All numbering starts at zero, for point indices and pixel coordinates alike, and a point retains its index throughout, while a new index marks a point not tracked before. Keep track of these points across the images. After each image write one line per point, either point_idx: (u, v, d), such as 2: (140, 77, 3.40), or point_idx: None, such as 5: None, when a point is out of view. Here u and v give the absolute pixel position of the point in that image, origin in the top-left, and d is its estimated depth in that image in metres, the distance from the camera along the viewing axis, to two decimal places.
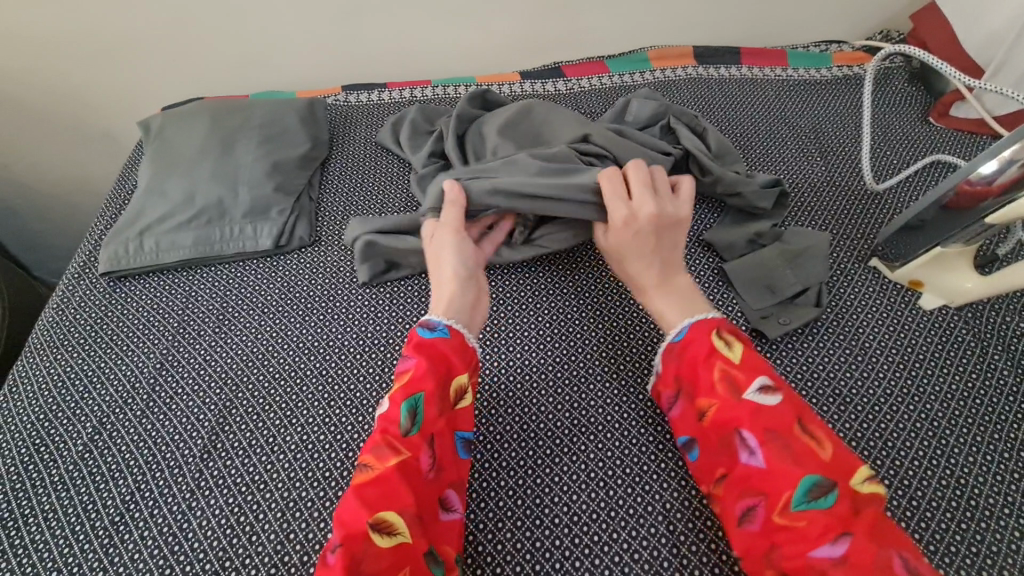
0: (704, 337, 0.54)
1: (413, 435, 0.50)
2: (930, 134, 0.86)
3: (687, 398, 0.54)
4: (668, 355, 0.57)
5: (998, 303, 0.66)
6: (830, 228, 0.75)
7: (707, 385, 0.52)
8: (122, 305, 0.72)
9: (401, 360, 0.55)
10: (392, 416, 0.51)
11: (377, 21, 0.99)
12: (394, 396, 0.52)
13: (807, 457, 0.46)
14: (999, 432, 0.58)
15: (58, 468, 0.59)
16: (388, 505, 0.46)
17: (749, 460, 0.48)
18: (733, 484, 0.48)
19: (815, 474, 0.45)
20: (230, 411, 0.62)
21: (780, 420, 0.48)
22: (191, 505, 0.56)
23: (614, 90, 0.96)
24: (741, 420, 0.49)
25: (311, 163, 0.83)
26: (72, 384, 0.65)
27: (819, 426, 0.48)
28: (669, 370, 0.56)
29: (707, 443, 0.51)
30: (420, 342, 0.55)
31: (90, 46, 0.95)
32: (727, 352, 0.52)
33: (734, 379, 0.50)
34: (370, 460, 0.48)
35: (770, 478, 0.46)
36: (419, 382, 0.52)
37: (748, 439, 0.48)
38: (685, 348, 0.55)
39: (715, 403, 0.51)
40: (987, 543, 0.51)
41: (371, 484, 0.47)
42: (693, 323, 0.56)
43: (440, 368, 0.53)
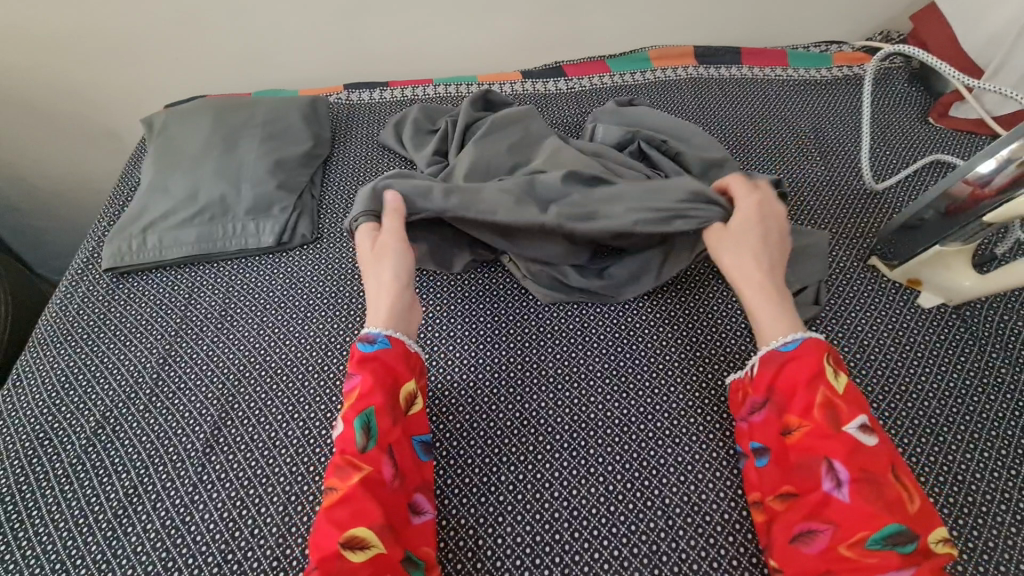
0: (814, 357, 0.52)
1: (372, 449, 0.50)
2: (929, 134, 0.86)
3: (773, 410, 0.53)
4: (767, 360, 0.55)
5: (996, 302, 0.67)
6: (829, 227, 0.75)
7: (803, 405, 0.51)
8: (124, 301, 0.72)
9: (347, 378, 0.55)
10: (347, 435, 0.51)
11: (380, 21, 0.99)
12: (347, 415, 0.52)
13: (897, 505, 0.45)
14: (997, 429, 0.58)
15: (62, 462, 0.59)
16: (358, 521, 0.46)
17: (832, 491, 0.47)
18: (803, 506, 0.48)
19: (900, 522, 0.45)
20: (232, 406, 0.62)
21: (878, 464, 0.47)
22: (193, 499, 0.56)
23: (615, 89, 0.96)
24: (834, 451, 0.48)
25: (313, 161, 0.84)
26: (75, 379, 0.66)
27: (910, 477, 0.48)
28: (764, 376, 0.55)
29: (786, 459, 0.51)
30: (363, 357, 0.55)
31: (94, 44, 0.96)
32: (834, 380, 0.51)
33: (837, 409, 0.50)
34: (335, 482, 0.49)
35: (852, 513, 0.46)
36: (368, 398, 0.52)
37: (839, 471, 0.47)
38: (787, 363, 0.54)
39: (808, 427, 0.50)
40: (985, 539, 0.52)
41: (339, 505, 0.47)
42: (805, 338, 0.54)
43: (387, 379, 0.54)
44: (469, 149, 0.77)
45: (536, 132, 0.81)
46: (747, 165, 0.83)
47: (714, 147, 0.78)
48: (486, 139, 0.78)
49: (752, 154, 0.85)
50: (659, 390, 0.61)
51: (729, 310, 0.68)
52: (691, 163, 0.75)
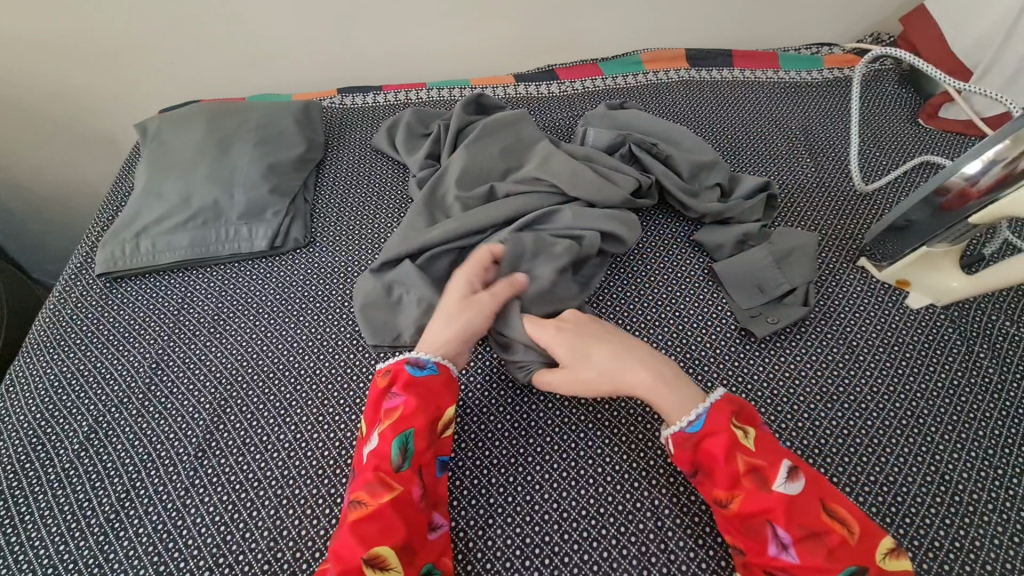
0: (726, 427, 0.51)
1: (405, 469, 0.51)
2: (919, 135, 0.87)
3: (704, 480, 0.52)
4: (680, 442, 0.52)
5: (984, 302, 0.67)
6: (819, 228, 0.75)
7: (730, 475, 0.49)
8: (118, 306, 0.72)
9: (388, 398, 0.56)
10: (383, 452, 0.52)
11: (373, 25, 1.00)
12: (383, 432, 0.53)
13: (841, 547, 0.46)
14: (984, 429, 0.59)
15: (55, 466, 0.60)
16: (382, 539, 0.47)
17: (780, 553, 0.47)
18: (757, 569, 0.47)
19: (850, 563, 0.45)
20: (225, 409, 0.63)
21: (812, 510, 0.47)
22: (185, 502, 0.56)
23: (607, 92, 0.97)
24: (773, 512, 0.47)
25: (306, 165, 0.84)
26: (68, 384, 0.66)
27: (845, 506, 0.48)
28: (681, 457, 0.52)
29: (727, 524, 0.50)
30: (409, 379, 0.56)
31: (89, 49, 0.97)
32: (746, 442, 0.50)
33: (762, 471, 0.49)
34: (364, 497, 0.50)
35: (803, 569, 0.46)
36: (408, 419, 0.53)
37: (781, 531, 0.47)
38: (701, 440, 0.52)
39: (740, 496, 0.49)
40: (971, 538, 0.52)
41: (366, 521, 0.48)
42: (711, 410, 0.52)
43: (432, 403, 0.55)
44: (462, 155, 0.77)
45: (528, 136, 0.81)
46: (738, 167, 0.83)
47: (702, 149, 0.79)
48: (479, 145, 0.78)
49: (743, 155, 0.85)
50: None
51: (719, 312, 0.68)
52: (680, 165, 0.76)
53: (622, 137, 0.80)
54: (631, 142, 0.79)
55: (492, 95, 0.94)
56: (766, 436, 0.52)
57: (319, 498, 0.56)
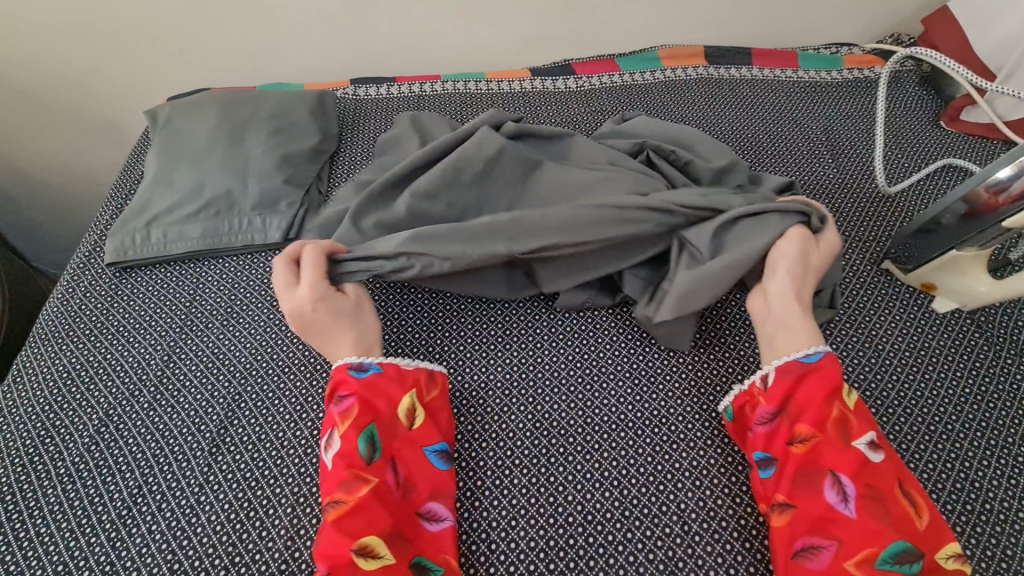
0: (833, 373, 0.52)
1: (376, 461, 0.51)
2: (941, 137, 0.86)
3: (784, 420, 0.52)
4: (785, 371, 0.54)
5: (1010, 307, 0.66)
6: (842, 230, 0.75)
7: (817, 417, 0.50)
8: (127, 296, 0.71)
9: (337, 403, 0.54)
10: (349, 450, 0.51)
11: (388, 16, 0.98)
12: (343, 433, 0.52)
13: (904, 523, 0.45)
14: (1013, 436, 0.58)
15: (65, 460, 0.58)
16: (369, 530, 0.47)
17: (838, 505, 0.47)
18: (808, 517, 0.47)
19: (906, 540, 0.44)
20: (239, 404, 0.61)
21: (883, 478, 0.47)
22: (199, 499, 0.55)
23: (625, 89, 0.95)
24: (844, 465, 0.48)
25: (321, 156, 0.83)
26: (78, 375, 0.64)
27: (921, 494, 0.47)
28: (778, 387, 0.53)
29: (787, 469, 0.50)
30: (355, 381, 0.55)
31: (98, 34, 0.94)
32: (846, 397, 0.51)
33: (849, 424, 0.50)
34: (341, 496, 0.49)
35: (859, 530, 0.45)
36: (366, 415, 0.53)
37: (845, 485, 0.47)
38: (805, 376, 0.53)
39: (819, 438, 0.50)
40: (1002, 546, 0.51)
41: (349, 516, 0.48)
42: (823, 354, 0.54)
43: (383, 399, 0.55)
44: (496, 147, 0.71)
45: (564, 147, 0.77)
46: (758, 167, 0.82)
47: (718, 154, 0.75)
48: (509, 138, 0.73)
49: (764, 155, 0.84)
50: (672, 394, 0.60)
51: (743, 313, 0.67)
52: (699, 173, 0.74)
53: (639, 145, 0.77)
54: (648, 149, 0.77)
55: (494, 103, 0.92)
56: (862, 403, 0.53)
57: None
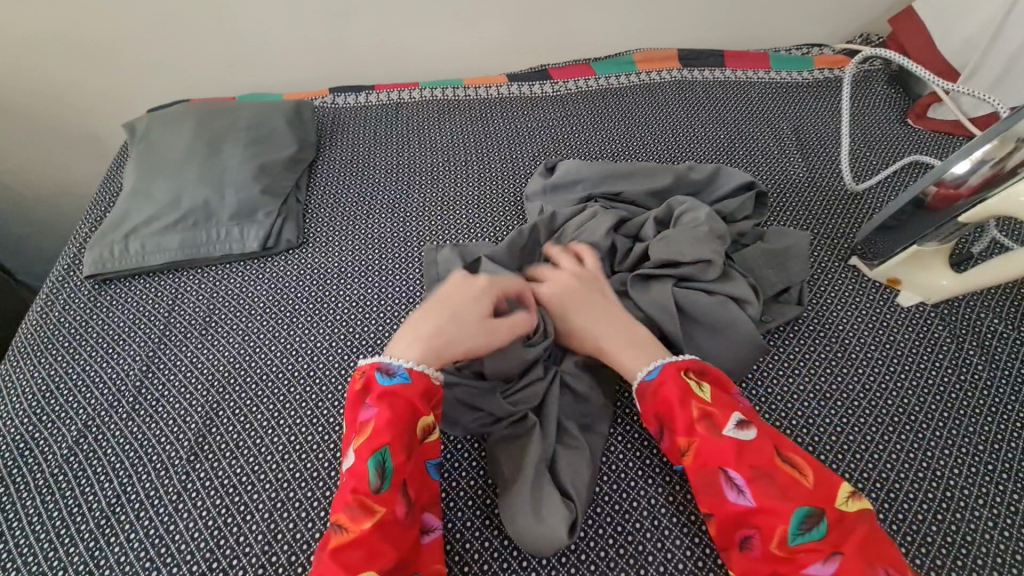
0: (676, 376, 0.54)
1: (384, 491, 0.48)
2: (907, 135, 0.88)
3: (667, 436, 0.53)
4: (642, 393, 0.55)
5: (972, 300, 0.68)
6: (811, 227, 0.76)
7: (685, 424, 0.51)
8: (106, 309, 0.71)
9: (363, 412, 0.53)
10: (359, 473, 0.49)
11: (367, 25, 1.00)
12: (358, 451, 0.50)
13: (793, 488, 0.47)
14: (973, 425, 0.59)
15: (43, 472, 0.59)
16: (369, 564, 0.45)
17: (739, 496, 0.47)
18: (725, 521, 0.48)
19: (805, 503, 0.46)
20: (217, 413, 0.62)
21: (763, 454, 0.49)
22: (177, 507, 0.56)
23: (600, 93, 0.97)
24: (726, 458, 0.49)
25: (299, 164, 0.84)
26: (56, 387, 0.65)
27: (797, 453, 0.50)
28: (647, 411, 0.55)
29: (692, 484, 0.51)
30: (381, 390, 0.53)
31: (77, 49, 0.95)
32: (699, 392, 0.53)
33: (714, 418, 0.51)
34: (347, 519, 0.47)
35: (765, 514, 0.46)
36: (381, 435, 0.50)
37: (736, 476, 0.48)
38: (658, 390, 0.54)
39: (697, 443, 0.50)
40: (962, 533, 0.53)
41: (350, 547, 0.45)
42: (664, 364, 0.56)
43: (404, 417, 0.51)
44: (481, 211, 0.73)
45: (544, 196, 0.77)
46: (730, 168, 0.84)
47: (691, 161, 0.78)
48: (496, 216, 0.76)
49: (735, 156, 0.86)
50: None
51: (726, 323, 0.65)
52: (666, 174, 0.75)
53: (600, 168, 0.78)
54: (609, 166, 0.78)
55: (460, 115, 0.93)
56: (719, 388, 0.54)
57: (315, 502, 0.55)
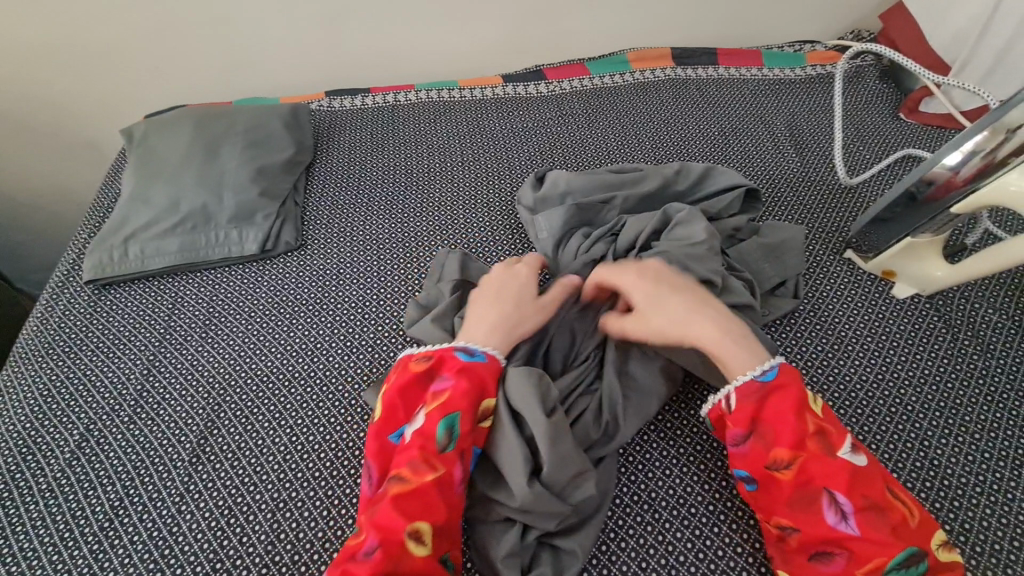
0: (795, 385, 0.52)
1: (449, 452, 0.51)
2: (900, 129, 0.88)
3: (760, 445, 0.51)
4: (747, 394, 0.52)
5: (967, 290, 0.69)
6: (805, 221, 0.77)
7: (793, 438, 0.49)
8: (106, 313, 0.72)
9: (439, 379, 0.55)
10: (428, 431, 0.51)
11: (362, 28, 1.00)
12: (430, 414, 0.52)
13: (900, 524, 0.46)
14: (970, 414, 0.60)
15: (45, 476, 0.59)
16: (424, 516, 0.47)
17: (839, 523, 0.47)
18: (815, 539, 0.47)
19: (909, 542, 0.45)
20: (218, 414, 0.62)
21: (874, 485, 0.47)
22: (180, 508, 0.56)
23: (595, 92, 0.97)
24: (834, 480, 0.47)
25: (296, 167, 0.84)
26: (57, 392, 0.65)
27: (902, 491, 0.49)
28: (745, 413, 0.52)
29: (781, 494, 0.49)
30: (461, 364, 0.55)
31: (74, 56, 0.96)
32: (813, 406, 0.52)
33: (826, 436, 0.49)
34: (409, 473, 0.49)
35: (868, 544, 0.45)
36: (458, 402, 0.53)
37: (842, 501, 0.47)
38: (769, 395, 0.52)
39: (804, 457, 0.49)
40: (960, 520, 0.53)
41: (408, 497, 0.48)
42: (779, 367, 0.53)
43: (477, 392, 0.54)
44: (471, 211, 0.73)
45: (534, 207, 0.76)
46: (725, 164, 0.85)
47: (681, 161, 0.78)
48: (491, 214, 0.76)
49: (730, 152, 0.87)
50: None
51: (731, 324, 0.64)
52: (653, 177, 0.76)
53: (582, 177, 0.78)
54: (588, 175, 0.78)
55: (453, 117, 0.94)
56: (828, 408, 0.53)
57: (317, 501, 0.56)
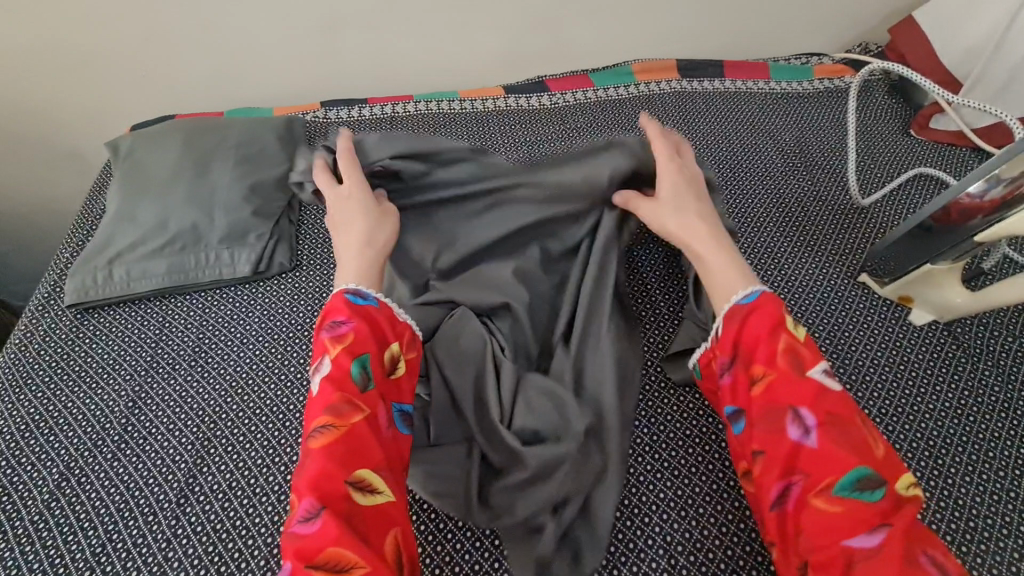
0: (773, 308, 0.51)
1: (368, 391, 0.50)
2: (911, 146, 0.87)
3: (740, 364, 0.51)
4: (730, 317, 0.53)
5: (985, 317, 0.67)
6: (818, 244, 0.75)
7: (768, 355, 0.49)
8: (89, 340, 0.68)
9: (331, 325, 0.53)
10: (340, 374, 0.49)
11: (359, 35, 0.97)
12: (336, 357, 0.50)
13: (865, 450, 0.45)
14: (994, 450, 0.58)
15: (23, 519, 0.55)
16: (362, 465, 0.46)
17: (802, 438, 0.46)
18: (778, 459, 0.46)
19: (868, 466, 0.44)
20: (208, 450, 0.59)
21: (842, 409, 0.46)
22: (167, 555, 0.52)
23: (599, 105, 0.95)
24: (800, 398, 0.47)
25: (291, 183, 0.81)
26: (37, 426, 0.61)
27: (870, 426, 0.47)
28: (728, 331, 0.52)
29: (753, 412, 0.49)
30: (350, 307, 0.54)
31: (57, 65, 0.92)
32: (793, 330, 0.51)
33: (801, 358, 0.49)
34: (330, 420, 0.47)
35: (828, 466, 0.44)
36: (363, 343, 0.51)
37: (806, 417, 0.46)
38: (749, 315, 0.52)
39: (774, 375, 0.48)
40: (988, 566, 0.51)
41: (338, 441, 0.46)
42: (761, 292, 0.53)
43: (377, 335, 0.53)
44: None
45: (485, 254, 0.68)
46: (733, 181, 0.83)
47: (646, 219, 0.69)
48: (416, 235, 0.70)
49: (739, 168, 0.84)
50: (652, 420, 0.60)
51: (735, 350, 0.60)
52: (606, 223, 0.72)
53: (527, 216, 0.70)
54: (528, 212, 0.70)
55: (456, 129, 0.91)
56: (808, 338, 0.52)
57: None
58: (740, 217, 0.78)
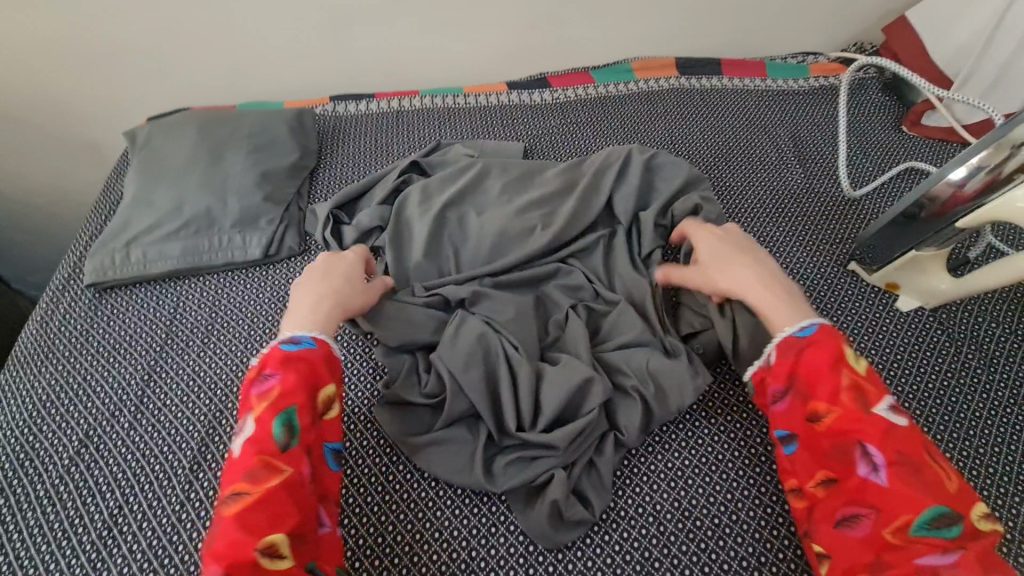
0: (831, 341, 0.52)
1: (291, 449, 0.48)
2: (902, 141, 0.89)
3: (798, 397, 0.52)
4: (785, 347, 0.53)
5: (970, 304, 0.69)
6: (809, 234, 0.77)
7: (829, 393, 0.50)
8: (107, 317, 0.71)
9: (262, 378, 0.51)
10: (263, 434, 0.48)
11: (368, 32, 1.00)
12: (259, 416, 0.49)
13: (937, 486, 0.44)
14: (974, 428, 0.60)
15: (45, 482, 0.58)
16: (275, 528, 0.44)
17: (870, 475, 0.46)
18: (844, 491, 0.47)
19: (944, 504, 0.43)
20: (219, 421, 0.62)
21: (912, 444, 0.46)
22: (180, 517, 0.55)
23: (599, 100, 0.98)
24: (867, 434, 0.47)
25: (300, 172, 0.84)
26: (58, 396, 0.64)
27: (942, 458, 0.47)
28: (783, 364, 0.53)
29: (819, 446, 0.50)
30: (283, 357, 0.52)
31: (77, 57, 0.96)
32: (854, 363, 0.51)
33: (865, 393, 0.49)
34: (244, 485, 0.45)
35: (893, 498, 0.44)
36: (290, 396, 0.50)
37: (874, 454, 0.46)
38: (806, 350, 0.52)
39: (838, 411, 0.49)
40: None
41: (253, 507, 0.44)
42: (819, 325, 0.53)
43: (308, 384, 0.51)
44: (420, 165, 0.82)
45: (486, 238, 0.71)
46: (728, 173, 0.85)
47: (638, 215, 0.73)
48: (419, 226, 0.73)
49: (734, 161, 0.87)
50: None
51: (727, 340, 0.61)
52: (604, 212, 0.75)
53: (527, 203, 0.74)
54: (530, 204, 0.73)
55: (460, 122, 0.94)
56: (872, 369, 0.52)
57: None
58: (734, 208, 0.81)
